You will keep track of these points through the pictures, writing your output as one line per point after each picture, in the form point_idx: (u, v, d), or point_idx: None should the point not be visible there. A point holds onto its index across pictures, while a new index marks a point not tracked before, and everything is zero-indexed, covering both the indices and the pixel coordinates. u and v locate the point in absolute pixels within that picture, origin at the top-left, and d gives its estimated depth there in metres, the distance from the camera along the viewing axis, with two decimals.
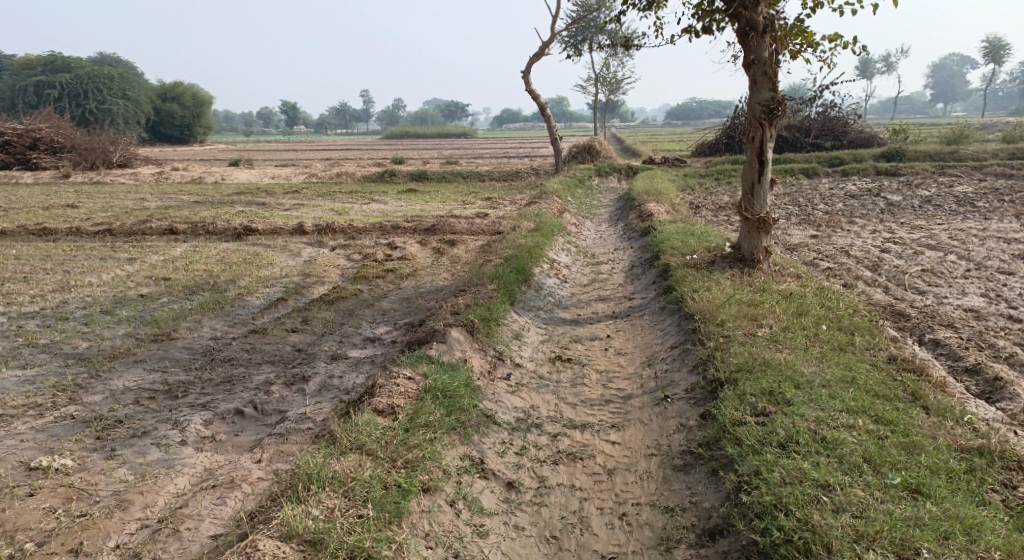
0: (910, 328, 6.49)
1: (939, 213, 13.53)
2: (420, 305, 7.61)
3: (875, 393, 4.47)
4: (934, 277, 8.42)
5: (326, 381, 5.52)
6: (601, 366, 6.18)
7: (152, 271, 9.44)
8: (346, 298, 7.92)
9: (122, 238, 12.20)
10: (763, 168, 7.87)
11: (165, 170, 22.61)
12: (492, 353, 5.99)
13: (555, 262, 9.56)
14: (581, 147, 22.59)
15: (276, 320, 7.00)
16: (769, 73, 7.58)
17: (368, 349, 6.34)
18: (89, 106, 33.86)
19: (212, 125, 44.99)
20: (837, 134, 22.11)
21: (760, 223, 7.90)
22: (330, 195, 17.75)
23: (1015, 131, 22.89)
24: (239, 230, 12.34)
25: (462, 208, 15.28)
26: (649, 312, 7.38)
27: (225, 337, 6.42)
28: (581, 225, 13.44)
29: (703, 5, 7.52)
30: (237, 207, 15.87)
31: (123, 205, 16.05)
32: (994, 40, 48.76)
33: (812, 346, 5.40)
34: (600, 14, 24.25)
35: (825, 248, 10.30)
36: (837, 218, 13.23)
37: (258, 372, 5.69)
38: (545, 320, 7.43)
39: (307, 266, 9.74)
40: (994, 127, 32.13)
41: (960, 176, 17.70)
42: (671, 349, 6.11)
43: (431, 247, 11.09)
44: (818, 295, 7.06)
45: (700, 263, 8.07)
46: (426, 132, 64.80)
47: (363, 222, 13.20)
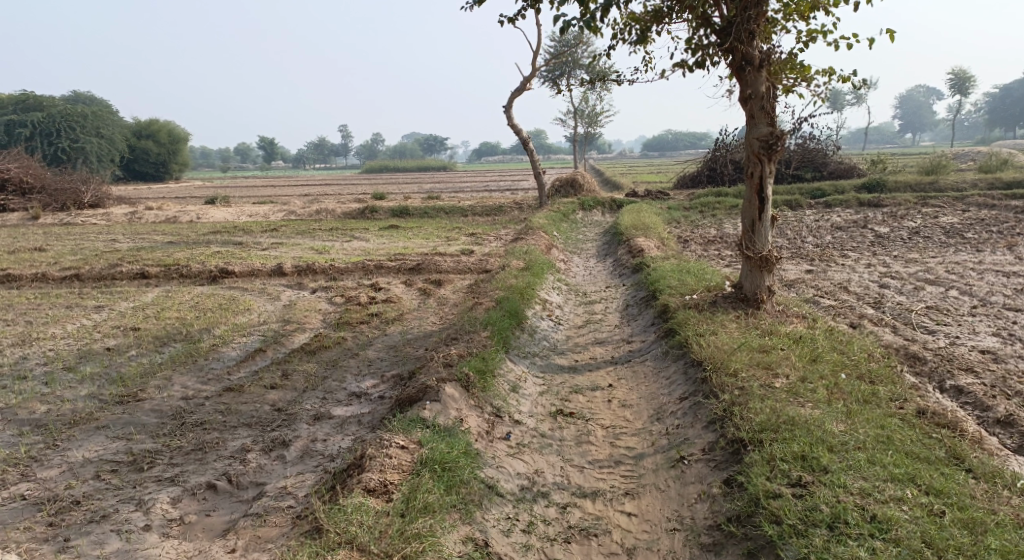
0: (928, 373, 6.15)
1: (929, 245, 13.37)
2: (408, 354, 7.14)
3: (914, 455, 4.13)
4: (940, 314, 8.13)
5: (309, 445, 5.04)
6: (605, 421, 5.75)
7: (121, 320, 8.90)
8: (328, 348, 7.43)
9: (90, 284, 11.64)
10: (763, 205, 7.55)
11: (139, 209, 22.05)
12: (489, 410, 5.54)
13: (547, 302, 9.16)
14: (564, 180, 22.37)
15: (253, 375, 6.50)
16: (767, 107, 7.29)
17: (354, 406, 5.86)
18: (62, 144, 33.33)
19: (189, 162, 44.46)
20: (817, 165, 22.14)
21: (762, 261, 7.55)
22: (309, 233, 17.29)
23: (990, 161, 23.09)
24: (214, 273, 11.85)
25: (446, 245, 14.87)
26: (651, 357, 6.97)
27: (198, 397, 5.90)
28: (569, 262, 13.07)
29: (697, 39, 7.28)
30: (213, 247, 15.35)
31: (93, 247, 15.49)
32: (959, 72, 49.93)
33: (835, 399, 5.03)
34: (579, 50, 24.31)
35: (823, 283, 10.01)
36: (829, 251, 13.00)
37: (233, 436, 5.18)
38: (542, 368, 7.00)
39: (287, 311, 9.25)
40: (966, 157, 32.58)
41: (943, 206, 17.67)
42: (681, 401, 5.70)
43: (417, 288, 10.66)
44: (828, 337, 6.71)
45: (702, 304, 7.71)
46: (405, 166, 64.57)
47: (344, 261, 12.76)
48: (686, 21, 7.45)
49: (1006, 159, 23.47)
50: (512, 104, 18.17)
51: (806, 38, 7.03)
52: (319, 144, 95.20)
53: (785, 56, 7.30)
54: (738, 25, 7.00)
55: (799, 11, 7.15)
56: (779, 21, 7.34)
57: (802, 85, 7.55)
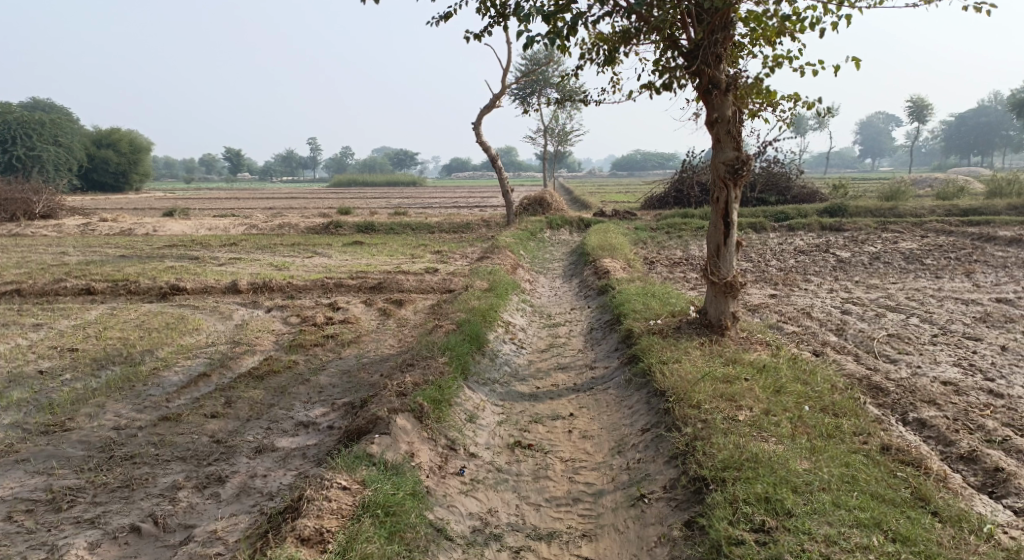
0: (892, 404, 6.04)
1: (890, 270, 13.47)
2: (362, 380, 6.83)
3: (880, 496, 3.99)
4: (902, 343, 8.10)
5: (247, 482, 4.82)
6: (564, 453, 5.52)
7: (59, 340, 8.46)
8: (278, 372, 7.09)
9: (32, 300, 11.11)
10: (728, 230, 7.43)
11: (93, 220, 21.37)
12: (442, 442, 5.28)
13: (509, 324, 8.94)
14: (532, 199, 22.24)
15: (193, 403, 6.19)
16: (733, 131, 7.20)
17: (300, 437, 5.56)
18: (17, 152, 32.36)
19: (151, 172, 43.45)
20: (781, 189, 22.36)
21: (727, 287, 7.42)
22: (270, 248, 16.85)
23: (948, 188, 23.55)
24: (165, 289, 11.41)
25: (409, 263, 14.59)
26: (614, 385, 6.77)
27: (130, 427, 5.65)
28: (534, 282, 12.88)
29: (663, 61, 7.18)
30: (167, 261, 14.84)
31: (41, 260, 14.88)
32: (917, 100, 51.28)
33: (799, 434, 4.87)
34: (549, 69, 24.29)
35: (787, 308, 9.96)
36: (793, 276, 13.01)
37: (165, 472, 4.97)
38: (501, 395, 6.74)
39: (238, 331, 8.89)
40: (926, 182, 33.31)
41: (902, 232, 17.91)
42: (643, 433, 5.50)
43: (376, 307, 10.36)
44: (792, 367, 6.58)
45: (666, 330, 7.56)
46: (374, 181, 64.05)
47: (303, 278, 12.41)
48: (652, 43, 7.35)
49: (963, 186, 23.96)
50: (480, 121, 18.02)
51: (771, 63, 6.96)
52: (287, 157, 94.10)
53: (751, 80, 7.23)
54: (704, 49, 6.92)
55: (765, 37, 7.09)
56: (745, 46, 7.28)
57: (767, 110, 7.49)
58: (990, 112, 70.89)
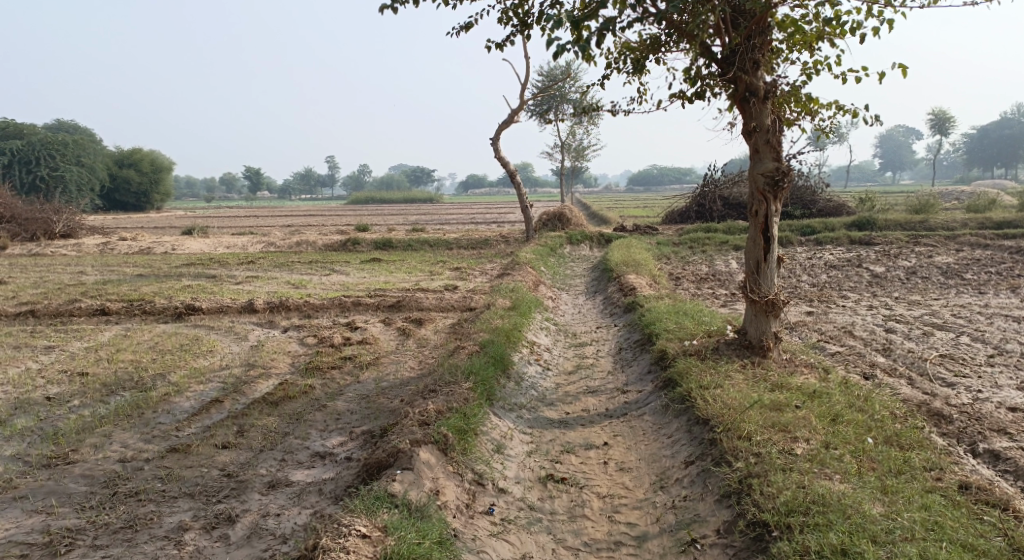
0: (957, 434, 5.55)
1: (929, 286, 12.89)
2: (382, 406, 6.42)
3: (971, 546, 3.69)
4: (956, 364, 7.57)
5: (258, 521, 4.44)
6: (601, 488, 5.10)
7: (69, 364, 8.16)
8: (293, 398, 6.72)
9: (46, 321, 10.89)
10: (769, 245, 6.95)
11: (112, 240, 21.26)
12: (469, 477, 4.89)
13: (534, 345, 8.51)
14: (552, 214, 21.84)
15: (204, 431, 5.83)
16: (771, 140, 6.75)
17: (317, 470, 5.19)
18: (41, 173, 32.63)
19: (170, 191, 43.57)
20: (806, 202, 21.82)
21: (768, 305, 6.94)
22: (287, 266, 16.61)
23: (979, 200, 22.85)
24: (180, 309, 11.14)
25: (428, 280, 14.25)
26: (650, 411, 6.31)
27: (137, 459, 5.29)
28: (557, 299, 12.45)
29: (696, 68, 6.80)
30: (184, 281, 14.61)
31: (59, 280, 14.72)
32: (938, 111, 50.43)
33: (864, 470, 4.44)
34: (566, 84, 24.01)
35: (826, 327, 9.43)
36: (827, 292, 12.47)
37: (171, 510, 4.60)
38: (529, 423, 6.31)
39: (253, 353, 8.55)
40: (951, 196, 32.51)
41: (936, 245, 17.31)
42: (687, 467, 5.06)
43: (396, 327, 9.99)
44: (843, 392, 6.09)
45: (703, 351, 7.10)
46: (392, 198, 63.93)
47: (321, 297, 12.08)
48: (683, 50, 6.97)
49: (995, 198, 23.24)
50: (500, 136, 17.72)
51: (811, 69, 6.55)
52: (306, 175, 94.65)
53: (789, 87, 6.81)
54: (741, 54, 6.52)
55: (804, 41, 6.68)
56: (782, 51, 6.86)
57: (805, 118, 7.07)
58: (1013, 123, 69.83)
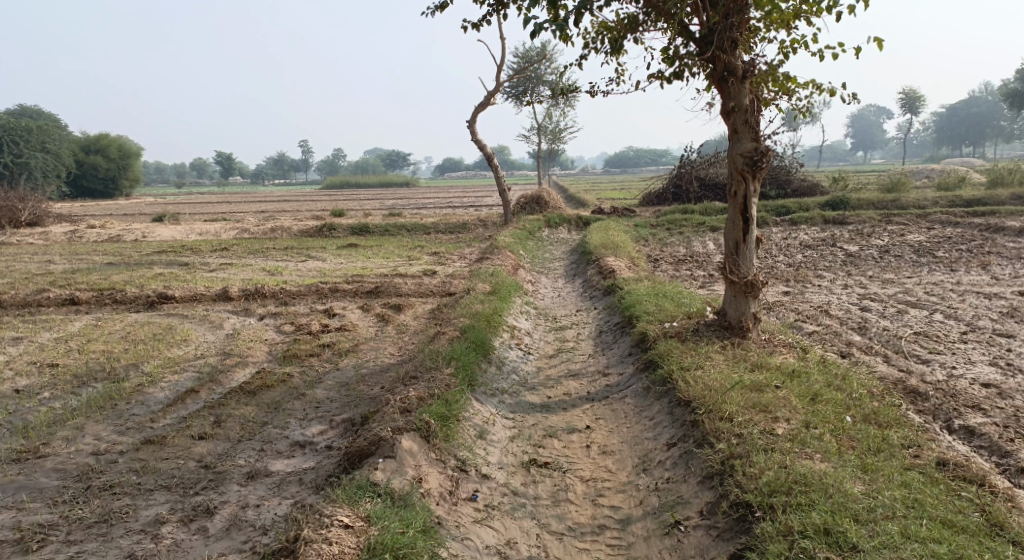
0: (934, 410, 5.62)
1: (902, 264, 13.05)
2: (362, 393, 6.34)
3: (950, 523, 3.74)
4: (931, 341, 7.67)
5: (238, 513, 4.37)
6: (584, 472, 5.10)
7: (38, 355, 7.96)
8: (272, 386, 6.62)
9: (14, 311, 10.62)
10: (747, 225, 6.95)
11: (81, 228, 20.79)
12: (452, 464, 4.86)
13: (514, 329, 8.47)
14: (529, 197, 21.76)
15: (180, 422, 5.72)
16: (750, 121, 6.73)
17: (296, 459, 5.12)
18: (4, 159, 31.77)
19: (140, 177, 42.71)
20: (781, 183, 21.97)
21: (747, 286, 6.96)
22: (262, 252, 16.36)
23: (949, 179, 23.17)
24: (153, 298, 10.92)
25: (406, 265, 14.13)
26: (632, 393, 6.31)
27: (110, 452, 5.17)
28: (536, 283, 12.42)
29: (675, 47, 6.74)
30: (156, 268, 14.33)
31: (26, 270, 14.37)
32: (908, 92, 51.00)
33: (845, 449, 4.48)
34: (542, 65, 23.83)
35: (803, 307, 9.49)
36: (803, 271, 12.56)
37: (147, 503, 4.50)
38: (510, 407, 6.28)
39: (229, 342, 8.41)
40: (922, 175, 32.98)
41: (908, 224, 17.53)
42: (669, 448, 5.07)
43: (374, 313, 9.89)
44: (822, 371, 6.13)
45: (683, 333, 7.11)
46: (368, 182, 63.33)
47: (297, 284, 11.93)
48: (661, 30, 6.89)
49: (965, 177, 23.57)
50: (476, 119, 17.56)
51: (789, 49, 6.52)
52: (279, 160, 93.34)
53: (767, 67, 6.78)
54: (719, 33, 6.46)
55: (781, 20, 6.64)
56: (760, 30, 6.81)
57: (783, 98, 7.05)
58: (981, 102, 70.88)
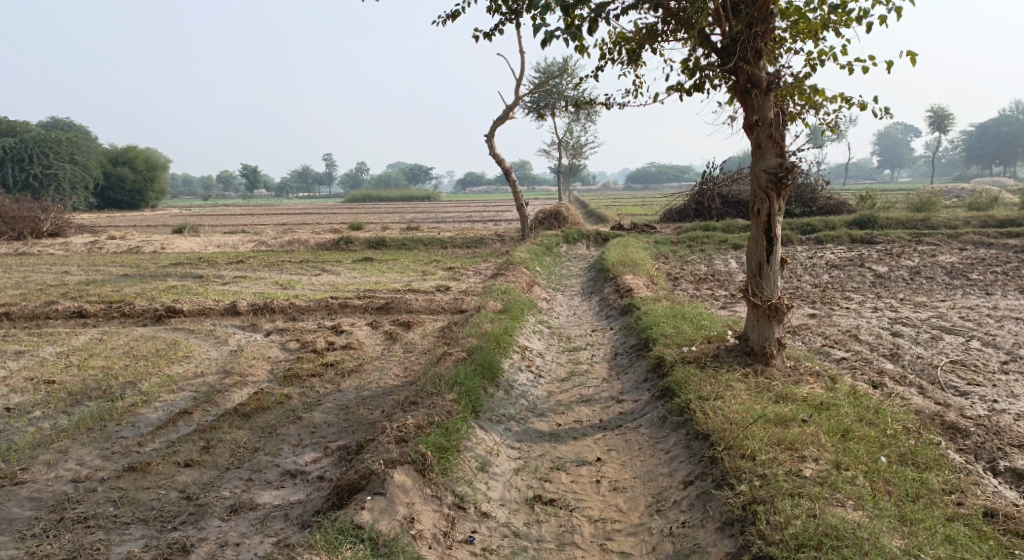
0: (977, 449, 5.17)
1: (934, 286, 12.51)
2: (361, 418, 6.02)
3: None
4: (969, 371, 7.18)
5: (215, 552, 4.13)
6: (593, 511, 4.74)
7: (36, 371, 7.74)
8: (268, 408, 6.31)
9: (21, 323, 10.47)
10: (772, 246, 6.54)
11: (101, 239, 20.80)
12: (449, 500, 4.57)
13: (526, 350, 8.11)
14: (548, 212, 21.44)
15: (168, 447, 5.46)
16: (775, 135, 6.34)
17: (286, 490, 4.81)
18: (33, 170, 32.17)
19: (165, 188, 43.03)
20: (806, 201, 21.44)
21: (772, 310, 6.54)
22: (277, 266, 16.19)
23: (982, 198, 22.45)
24: (160, 312, 10.72)
25: (420, 281, 13.86)
26: (647, 423, 5.91)
27: (91, 480, 4.94)
28: (552, 300, 12.05)
29: (695, 58, 6.40)
30: (169, 281, 14.18)
31: (41, 280, 14.29)
32: (937, 110, 50.09)
33: (880, 495, 4.08)
34: (563, 80, 23.59)
35: (830, 331, 9.01)
36: (830, 293, 12.07)
37: (121, 539, 4.28)
38: (517, 436, 5.91)
39: (232, 358, 8.15)
40: (952, 194, 32.15)
41: (939, 244, 16.93)
42: (685, 487, 4.69)
43: (383, 330, 9.58)
44: (852, 402, 5.69)
45: (702, 358, 6.71)
46: (390, 196, 63.41)
47: (308, 298, 11.68)
48: (681, 40, 6.56)
49: (998, 196, 22.82)
50: (494, 133, 17.31)
51: (816, 60, 6.15)
52: (303, 173, 94.01)
53: (792, 79, 6.40)
54: (742, 43, 6.11)
55: (809, 31, 6.27)
56: (785, 40, 6.44)
57: (809, 112, 6.65)
58: (1012, 120, 69.52)
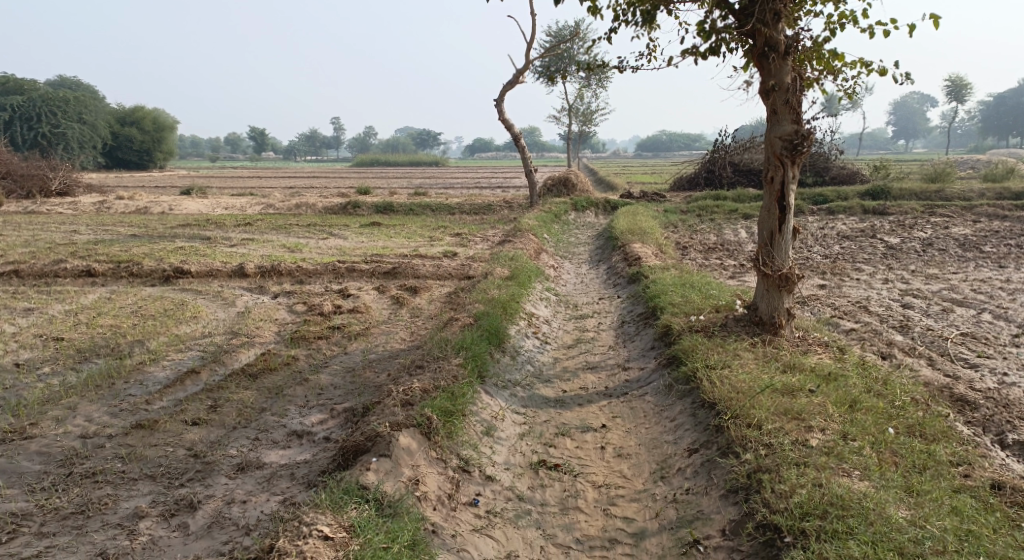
0: (986, 421, 5.14)
1: (947, 258, 12.37)
2: (367, 381, 6.02)
3: None
4: (980, 343, 7.12)
5: (222, 509, 4.16)
6: (597, 477, 4.75)
7: (45, 328, 7.77)
8: (275, 370, 6.32)
9: (30, 282, 10.50)
10: (784, 215, 6.45)
11: (110, 199, 20.76)
12: (454, 464, 4.58)
13: (532, 316, 8.08)
14: (557, 179, 21.26)
15: (176, 405, 5.49)
16: (792, 101, 6.20)
17: (292, 450, 4.84)
18: (42, 129, 32.06)
19: (173, 149, 42.79)
20: (818, 170, 21.18)
21: (782, 280, 6.47)
22: (285, 228, 16.14)
23: (998, 169, 22.11)
24: (168, 272, 10.73)
25: (428, 246, 13.81)
26: (652, 390, 5.90)
27: (99, 436, 4.97)
28: (559, 268, 12.00)
29: (712, 20, 6.24)
30: (177, 242, 14.18)
31: (50, 239, 14.30)
32: (956, 78, 49.17)
33: (886, 466, 4.06)
34: (574, 44, 23.20)
35: (839, 302, 8.94)
36: (841, 264, 11.95)
37: (129, 494, 4.32)
38: (522, 401, 5.92)
39: (239, 320, 8.15)
40: (968, 165, 31.71)
41: (952, 216, 16.72)
42: (690, 454, 4.69)
43: (390, 294, 9.56)
44: (861, 373, 5.66)
45: (710, 327, 6.67)
46: (398, 161, 62.99)
47: (315, 261, 11.65)
48: (698, 2, 6.38)
49: (1015, 167, 22.46)
50: (504, 98, 17.07)
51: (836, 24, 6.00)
52: (311, 136, 93.44)
53: (811, 43, 6.24)
54: (761, 5, 5.94)
55: None
56: (805, 3, 6.26)
57: (827, 78, 6.50)
58: None
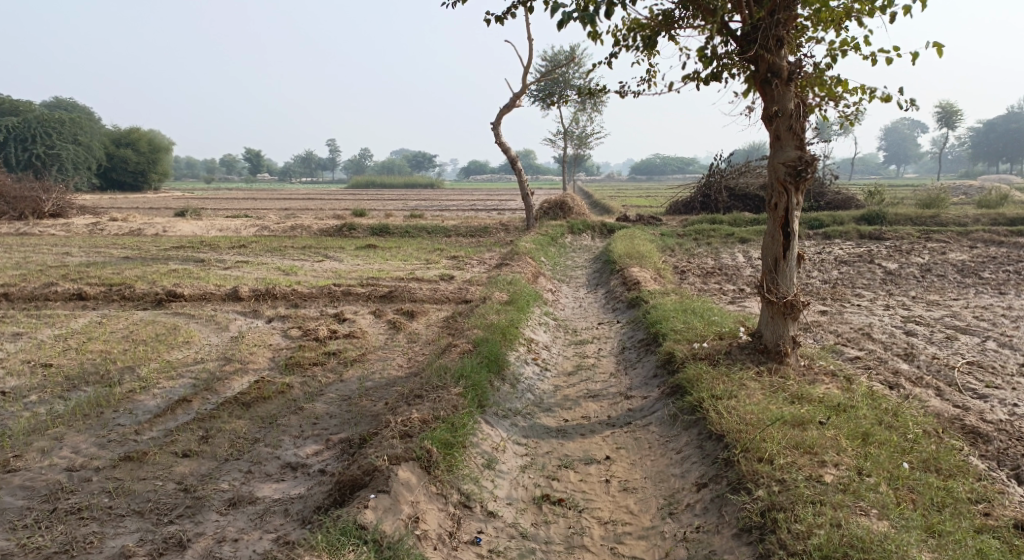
0: (1001, 455, 5.00)
1: (946, 285, 12.30)
2: (364, 410, 5.85)
3: None
4: (987, 373, 7.00)
5: (213, 548, 3.99)
6: (603, 512, 4.59)
7: (34, 354, 7.58)
8: (269, 398, 6.15)
9: (20, 305, 10.31)
10: (789, 241, 6.35)
11: (104, 220, 20.60)
12: (455, 499, 4.42)
13: (531, 342, 7.94)
14: (553, 202, 21.22)
15: (166, 436, 5.31)
16: (796, 127, 6.13)
17: (287, 483, 4.66)
18: (37, 150, 31.99)
19: (168, 170, 42.66)
20: (814, 195, 21.20)
21: (787, 307, 6.35)
22: (280, 251, 16.01)
23: (991, 195, 22.19)
24: (161, 296, 10.56)
25: (424, 269, 13.68)
26: (657, 420, 5.75)
27: (85, 469, 4.79)
28: (557, 292, 11.88)
29: (714, 45, 6.18)
30: (170, 264, 14.02)
31: (42, 261, 14.13)
32: (946, 105, 49.68)
33: (905, 504, 3.92)
34: (570, 68, 23.30)
35: (842, 328, 8.83)
36: (840, 289, 11.86)
37: (115, 532, 4.14)
38: (523, 432, 5.76)
39: (232, 345, 7.98)
40: (959, 191, 31.90)
41: (948, 241, 16.71)
42: (699, 489, 4.54)
43: (386, 319, 9.41)
44: (870, 404, 5.52)
45: (714, 355, 6.54)
46: (392, 183, 63.04)
47: (310, 285, 11.51)
48: (700, 27, 6.33)
49: (1008, 194, 22.55)
50: (500, 121, 17.06)
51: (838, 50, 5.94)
52: (307, 158, 93.61)
53: (813, 68, 6.19)
54: (764, 31, 5.88)
55: (831, 20, 6.03)
56: (807, 29, 6.20)
57: (829, 104, 6.43)
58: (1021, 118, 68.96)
